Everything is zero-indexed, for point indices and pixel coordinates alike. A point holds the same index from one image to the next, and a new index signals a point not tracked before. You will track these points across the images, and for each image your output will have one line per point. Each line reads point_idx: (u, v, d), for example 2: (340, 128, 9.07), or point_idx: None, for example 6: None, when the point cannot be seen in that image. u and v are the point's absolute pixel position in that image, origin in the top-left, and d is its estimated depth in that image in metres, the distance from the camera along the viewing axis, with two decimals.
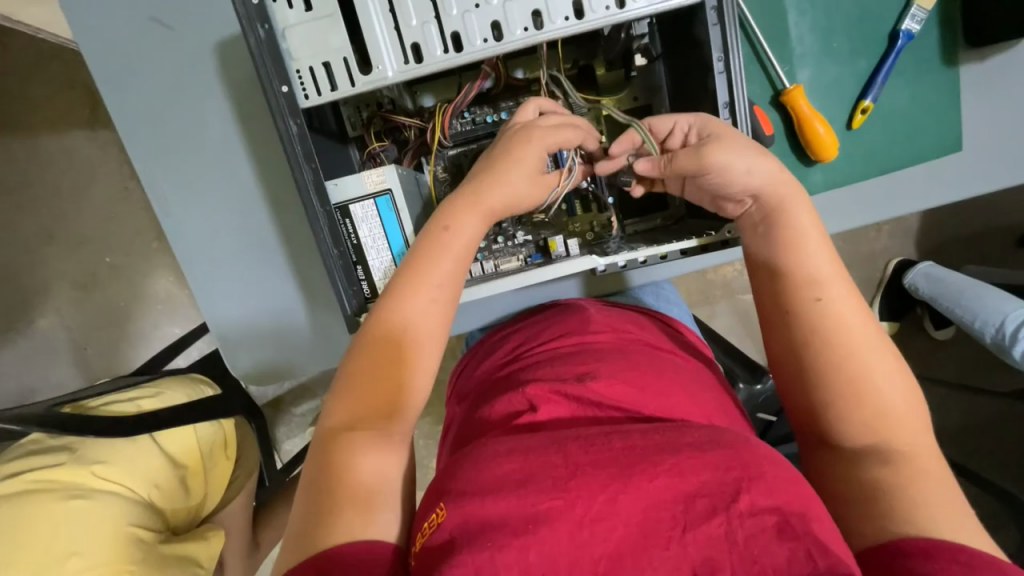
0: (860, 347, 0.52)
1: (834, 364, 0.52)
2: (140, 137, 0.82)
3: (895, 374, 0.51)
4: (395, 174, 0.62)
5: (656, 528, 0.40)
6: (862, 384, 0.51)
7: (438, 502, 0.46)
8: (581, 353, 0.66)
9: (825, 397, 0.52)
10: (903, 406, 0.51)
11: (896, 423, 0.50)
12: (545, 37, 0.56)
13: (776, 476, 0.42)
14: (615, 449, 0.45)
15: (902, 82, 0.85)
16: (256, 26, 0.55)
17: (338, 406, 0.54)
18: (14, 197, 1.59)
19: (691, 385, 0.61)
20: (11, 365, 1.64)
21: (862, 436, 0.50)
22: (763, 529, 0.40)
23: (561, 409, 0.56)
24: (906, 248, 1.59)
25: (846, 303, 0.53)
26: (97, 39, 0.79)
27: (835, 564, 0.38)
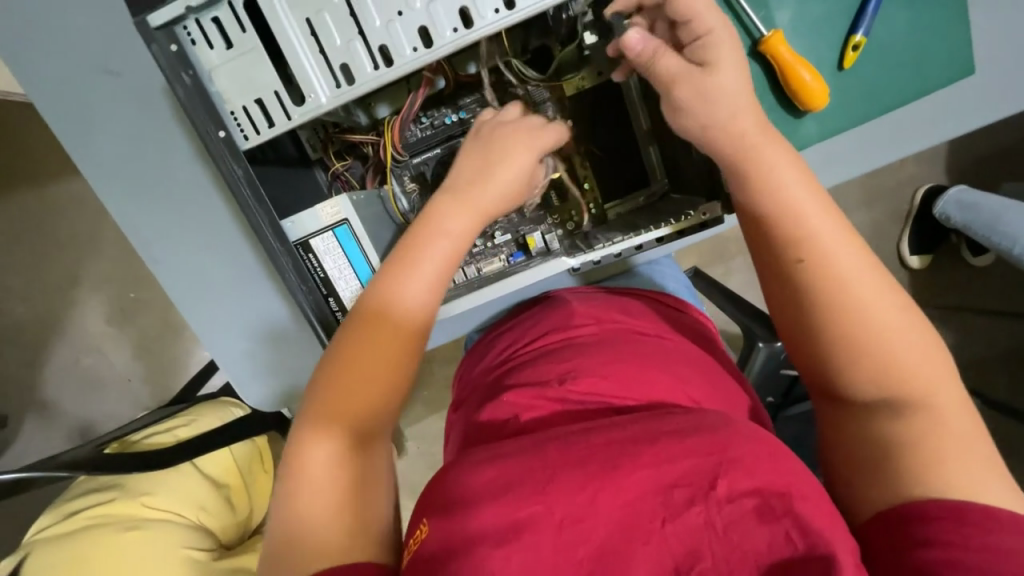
0: (863, 298, 0.45)
1: (835, 317, 0.45)
2: (115, 188, 0.83)
3: (907, 322, 0.45)
4: (350, 204, 0.62)
5: (638, 522, 0.40)
6: (869, 335, 0.45)
7: (422, 517, 0.46)
8: (565, 350, 0.64)
9: (836, 357, 0.46)
10: (922, 356, 0.44)
11: (914, 374, 0.44)
12: (477, 35, 0.53)
13: (755, 457, 0.41)
14: (594, 445, 0.44)
15: (899, 7, 0.75)
16: (179, 74, 0.53)
17: (313, 429, 0.49)
18: (36, 250, 1.67)
19: (679, 368, 0.59)
20: (63, 407, 1.74)
21: (876, 390, 0.44)
22: (743, 514, 0.39)
23: (545, 412, 0.55)
24: (933, 174, 1.48)
25: (846, 255, 0.46)
26: (56, 98, 0.79)
27: (817, 542, 0.37)
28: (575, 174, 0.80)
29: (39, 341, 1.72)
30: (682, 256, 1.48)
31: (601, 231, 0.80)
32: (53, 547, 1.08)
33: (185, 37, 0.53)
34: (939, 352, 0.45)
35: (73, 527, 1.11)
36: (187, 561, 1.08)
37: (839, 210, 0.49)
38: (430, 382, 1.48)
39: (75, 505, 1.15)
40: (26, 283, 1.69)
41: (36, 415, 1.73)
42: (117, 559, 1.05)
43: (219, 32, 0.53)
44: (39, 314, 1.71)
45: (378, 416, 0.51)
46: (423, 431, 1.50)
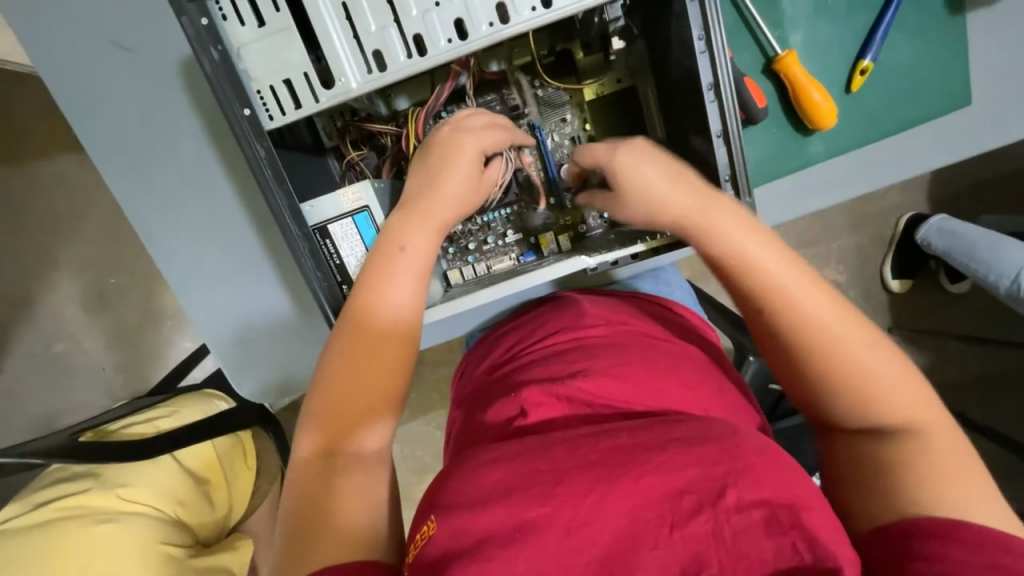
0: (831, 340, 0.48)
1: (815, 353, 0.48)
2: (115, 164, 0.80)
3: (884, 354, 0.48)
4: (372, 190, 0.61)
5: (644, 528, 0.40)
6: (845, 372, 0.47)
7: (427, 516, 0.45)
8: (576, 351, 0.65)
9: (823, 392, 0.48)
10: (904, 383, 0.47)
11: (899, 400, 0.46)
12: (511, 32, 0.53)
13: (763, 467, 0.41)
14: (601, 450, 0.44)
15: (902, 37, 0.79)
16: (208, 48, 0.52)
17: (309, 433, 0.51)
18: (14, 227, 1.60)
19: (687, 375, 0.60)
20: (30, 392, 1.66)
21: (865, 420, 0.46)
22: (750, 524, 0.39)
23: (552, 412, 0.55)
24: (918, 202, 1.54)
25: (814, 296, 0.49)
26: (59, 67, 0.76)
27: (823, 557, 0.37)
28: None
29: (8, 323, 1.64)
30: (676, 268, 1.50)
31: (614, 237, 0.79)
32: (18, 539, 1.03)
33: (217, 11, 0.52)
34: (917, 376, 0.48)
35: (42, 518, 1.05)
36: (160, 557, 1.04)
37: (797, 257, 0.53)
38: (419, 383, 1.46)
39: (43, 496, 1.09)
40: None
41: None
42: (85, 553, 1.01)
43: (252, 9, 0.52)
44: (12, 294, 1.63)
45: (365, 420, 0.52)
46: (411, 432, 1.47)
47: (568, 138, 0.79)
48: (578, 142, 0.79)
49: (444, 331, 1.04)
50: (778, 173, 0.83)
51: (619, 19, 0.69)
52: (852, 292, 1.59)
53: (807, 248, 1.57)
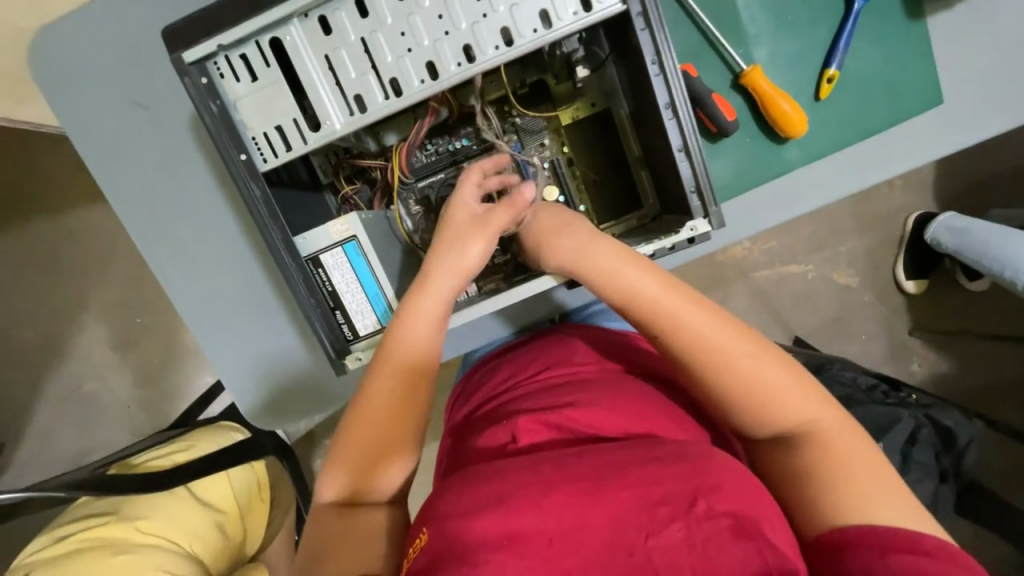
0: (730, 360, 0.57)
1: (719, 374, 0.57)
2: (133, 211, 0.87)
3: (771, 363, 0.57)
4: (358, 221, 0.64)
5: (624, 536, 0.42)
6: (753, 387, 0.56)
7: (422, 526, 0.47)
8: (567, 384, 0.66)
9: (740, 407, 0.56)
10: (791, 386, 0.56)
11: (791, 404, 0.55)
12: (478, 68, 0.58)
13: (734, 484, 0.44)
14: (584, 464, 0.46)
15: (865, 45, 0.82)
16: (207, 103, 0.58)
17: (330, 479, 0.60)
18: (47, 274, 1.71)
19: (667, 401, 0.62)
20: (60, 432, 1.74)
21: (778, 427, 0.55)
22: (719, 531, 0.42)
23: (542, 436, 0.57)
24: (923, 201, 1.53)
25: (700, 321, 0.59)
26: (85, 128, 0.85)
27: (782, 563, 0.41)
28: (571, 195, 0.83)
29: (41, 365, 1.73)
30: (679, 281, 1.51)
31: None
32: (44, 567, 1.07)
33: (215, 70, 0.59)
34: (804, 374, 0.57)
35: (66, 549, 1.09)
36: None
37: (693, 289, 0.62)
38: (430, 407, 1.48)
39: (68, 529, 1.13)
40: (35, 306, 1.72)
41: (31, 440, 1.72)
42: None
43: (246, 66, 0.58)
44: (43, 337, 1.72)
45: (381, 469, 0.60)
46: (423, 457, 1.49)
47: (548, 160, 0.82)
48: (558, 164, 0.83)
49: None
50: (758, 180, 0.84)
51: (577, 50, 0.73)
52: (867, 295, 1.57)
53: (814, 253, 1.56)
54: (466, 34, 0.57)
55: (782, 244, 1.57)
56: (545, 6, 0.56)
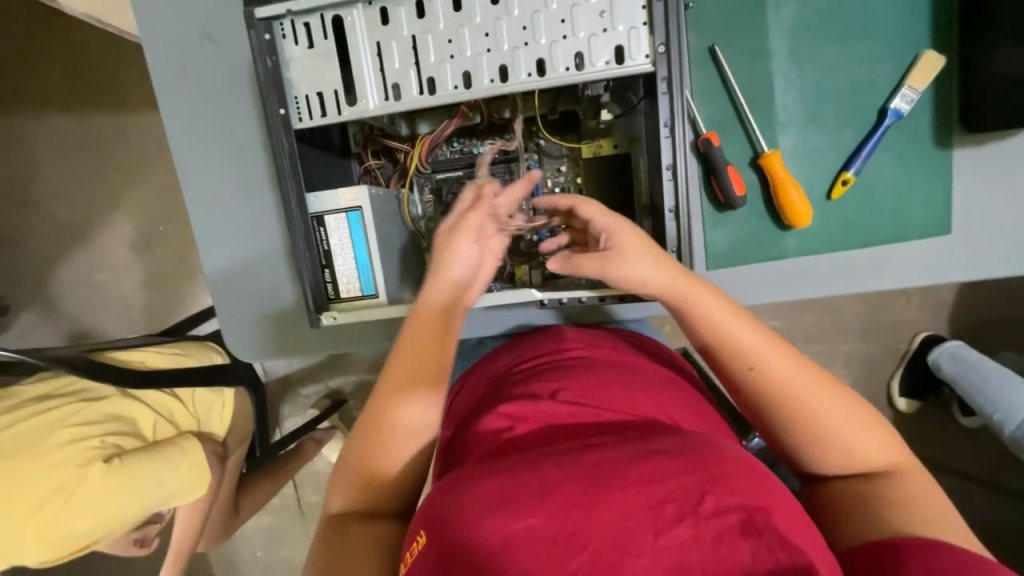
0: (812, 397, 0.58)
1: (807, 419, 0.58)
2: (180, 130, 0.94)
3: (846, 410, 0.58)
4: (366, 194, 0.70)
5: (629, 538, 0.41)
6: (829, 432, 0.58)
7: (418, 531, 0.47)
8: (553, 369, 0.67)
9: (816, 452, 0.58)
10: (863, 433, 0.58)
11: (864, 448, 0.57)
12: (507, 89, 0.63)
13: (736, 476, 0.43)
14: (583, 464, 0.44)
15: (890, 157, 0.85)
16: (264, 58, 0.65)
17: (338, 495, 0.65)
18: (92, 164, 1.80)
19: (658, 392, 0.64)
20: (65, 312, 1.84)
21: (847, 467, 0.59)
22: (730, 529, 0.40)
23: (539, 426, 0.57)
24: (934, 323, 1.52)
25: (779, 364, 0.60)
26: (158, 44, 0.92)
27: (800, 559, 0.39)
28: None
29: (65, 245, 1.83)
30: (673, 334, 1.52)
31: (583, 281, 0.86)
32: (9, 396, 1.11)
33: (279, 31, 0.65)
34: (873, 413, 0.60)
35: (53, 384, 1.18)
36: (97, 454, 1.07)
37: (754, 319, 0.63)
38: None
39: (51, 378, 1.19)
40: (73, 190, 1.82)
41: (36, 311, 1.82)
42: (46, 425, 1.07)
43: (307, 34, 0.65)
44: (74, 221, 1.83)
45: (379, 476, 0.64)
46: None
47: (559, 186, 0.87)
48: (568, 192, 0.87)
49: None
50: (752, 259, 0.87)
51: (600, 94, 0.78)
52: None
53: (814, 343, 1.56)
54: (505, 56, 0.62)
55: (785, 326, 1.56)
56: (581, 50, 0.62)
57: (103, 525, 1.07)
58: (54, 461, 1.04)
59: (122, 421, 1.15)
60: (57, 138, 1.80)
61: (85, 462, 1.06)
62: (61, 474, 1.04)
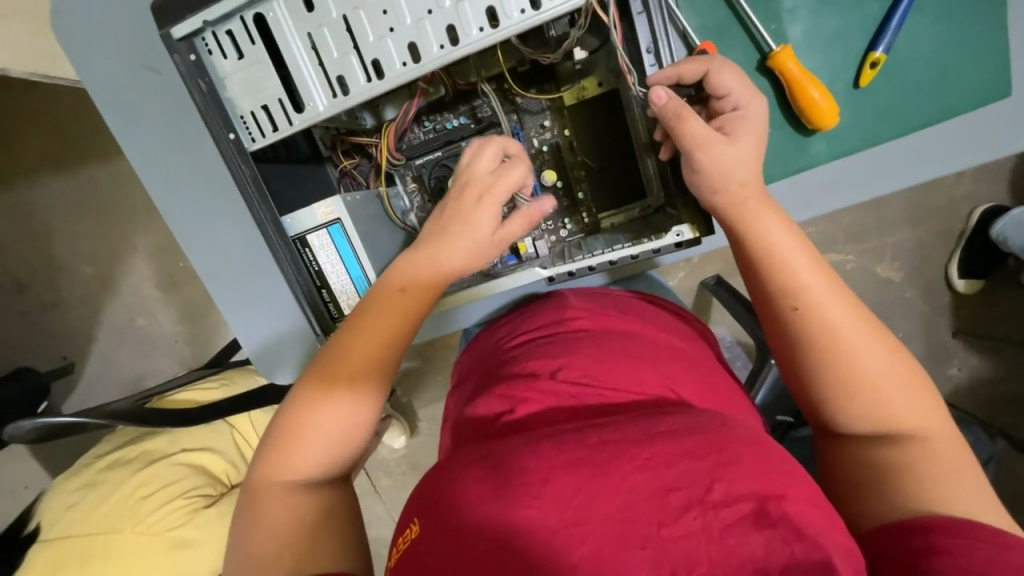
0: (846, 335, 0.51)
1: (833, 359, 0.51)
2: (150, 171, 0.91)
3: (893, 362, 0.51)
4: (342, 204, 0.66)
5: (634, 528, 0.43)
6: (854, 379, 0.51)
7: (413, 518, 0.52)
8: (556, 342, 0.68)
9: (819, 394, 0.53)
10: (909, 392, 0.50)
11: (904, 408, 0.50)
12: (461, 52, 0.55)
13: (751, 461, 0.46)
14: (588, 445, 0.49)
15: (927, 20, 0.71)
16: (197, 81, 0.60)
17: (262, 467, 0.56)
18: (97, 218, 1.83)
19: (670, 364, 0.63)
20: (118, 361, 1.94)
21: (875, 427, 0.51)
22: (740, 518, 0.43)
23: (538, 406, 0.59)
24: (993, 192, 1.37)
25: (833, 303, 0.52)
26: (101, 88, 0.87)
27: (809, 546, 0.41)
28: (572, 182, 0.81)
29: (98, 299, 1.90)
30: (701, 266, 1.44)
31: (599, 240, 0.79)
32: (76, 491, 1.15)
33: (203, 47, 0.60)
34: (920, 376, 0.52)
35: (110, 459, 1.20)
36: (187, 511, 1.14)
37: (811, 248, 0.56)
38: (442, 368, 1.55)
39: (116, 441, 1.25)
40: (87, 247, 1.86)
41: (93, 366, 1.93)
42: (123, 506, 1.12)
43: (232, 43, 0.59)
44: (98, 276, 1.88)
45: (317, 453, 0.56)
46: (433, 412, 1.58)
47: (548, 143, 0.80)
48: (558, 148, 0.80)
49: (431, 329, 1.02)
50: (778, 176, 0.78)
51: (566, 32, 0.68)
52: (910, 292, 1.46)
53: (859, 242, 1.44)
54: (450, 15, 0.54)
55: (824, 230, 1.44)
56: None
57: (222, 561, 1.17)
58: (152, 530, 1.11)
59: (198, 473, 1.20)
60: (59, 198, 1.82)
61: (181, 521, 1.13)
62: (162, 539, 1.11)
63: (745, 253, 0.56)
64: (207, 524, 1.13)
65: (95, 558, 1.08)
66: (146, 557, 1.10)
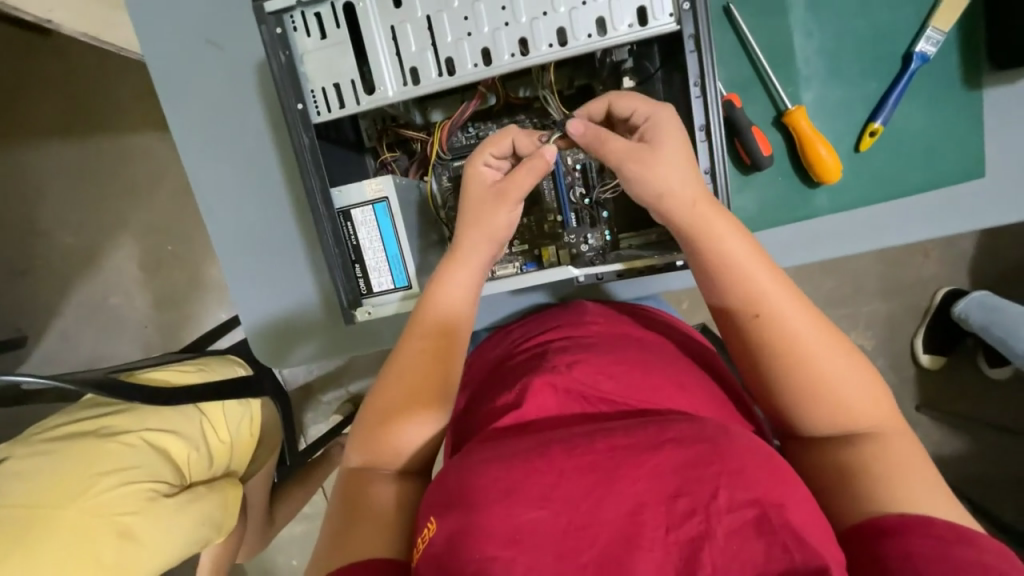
0: (800, 341, 0.55)
1: (788, 362, 0.55)
2: (190, 140, 0.93)
3: (850, 366, 0.55)
4: (392, 184, 0.71)
5: (641, 531, 0.43)
6: (812, 383, 0.54)
7: (428, 516, 0.49)
8: (572, 347, 0.67)
9: (784, 398, 0.56)
10: (863, 395, 0.54)
11: (857, 407, 0.54)
12: (529, 62, 0.61)
13: (755, 470, 0.44)
14: (598, 451, 0.46)
15: (917, 104, 0.84)
16: (278, 53, 0.64)
17: (354, 452, 0.65)
18: (94, 188, 1.78)
19: (678, 376, 0.62)
20: (83, 338, 1.84)
21: (834, 428, 0.55)
22: (742, 524, 0.42)
23: (550, 402, 0.57)
24: (957, 276, 1.50)
25: (793, 311, 0.56)
26: (161, 55, 0.91)
27: (810, 556, 0.40)
28: (598, 202, 0.86)
29: (76, 272, 1.82)
30: (690, 311, 1.50)
31: (611, 256, 0.85)
32: (16, 462, 1.01)
33: (290, 24, 0.65)
34: (873, 374, 0.56)
35: (61, 433, 1.07)
36: (146, 496, 1.04)
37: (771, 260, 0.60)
38: None
39: (74, 415, 1.12)
40: (77, 216, 1.80)
41: (54, 340, 1.82)
42: (70, 483, 0.98)
43: (319, 24, 0.64)
44: (82, 247, 1.81)
45: (393, 454, 0.63)
46: None
47: (581, 163, 0.86)
48: (589, 168, 0.86)
49: None
50: (782, 221, 0.86)
51: (626, 60, 0.76)
52: (879, 360, 1.55)
53: (836, 307, 1.54)
54: (523, 29, 0.61)
55: (805, 292, 1.54)
56: (602, 16, 0.60)
57: (174, 554, 1.09)
58: (99, 512, 0.99)
59: (160, 458, 1.10)
60: (61, 165, 1.78)
61: (138, 507, 1.02)
62: (105, 523, 0.98)
63: (704, 261, 0.61)
64: (162, 514, 1.05)
65: (22, 541, 0.92)
66: (83, 543, 0.96)
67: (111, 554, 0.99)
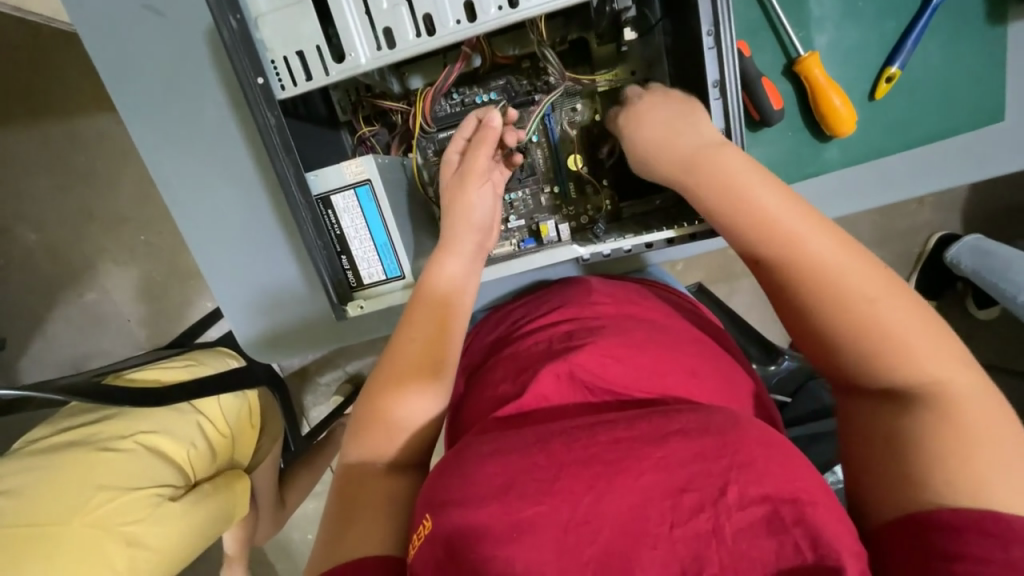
0: (848, 283, 0.50)
1: (841, 307, 0.50)
2: (142, 122, 0.83)
3: (908, 312, 0.49)
4: (373, 164, 0.65)
5: (644, 528, 0.40)
6: (874, 330, 0.48)
7: (424, 512, 0.46)
8: (586, 330, 0.63)
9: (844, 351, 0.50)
10: (931, 341, 0.48)
11: (929, 361, 0.47)
12: (520, 16, 0.54)
13: (767, 461, 0.41)
14: (600, 444, 0.43)
15: (935, 45, 0.78)
16: (227, 17, 0.55)
17: (352, 443, 0.61)
18: (51, 178, 1.65)
19: (689, 360, 0.59)
20: (64, 338, 1.76)
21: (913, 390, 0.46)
22: (751, 521, 0.39)
23: (556, 386, 0.54)
24: (951, 221, 1.48)
25: (834, 251, 0.52)
26: (96, 25, 0.80)
27: (824, 555, 0.37)
28: (597, 169, 0.81)
29: (43, 269, 1.72)
30: (685, 272, 1.47)
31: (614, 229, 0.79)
32: (5, 481, 0.97)
33: None
34: (944, 329, 0.49)
35: (59, 440, 1.04)
36: (150, 501, 1.02)
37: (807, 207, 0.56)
38: None
39: (69, 422, 1.08)
40: (38, 210, 1.68)
41: (35, 342, 1.75)
42: (69, 498, 0.96)
43: None
44: (47, 242, 1.70)
45: (392, 437, 0.59)
46: None
47: (578, 126, 0.80)
48: (586, 131, 0.80)
49: None
50: (795, 176, 0.81)
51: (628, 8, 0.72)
52: None
53: None
54: None
55: None
56: None
57: (187, 552, 1.09)
58: (104, 523, 0.97)
59: (160, 461, 1.07)
60: (9, 155, 1.64)
61: (142, 514, 1.01)
62: (114, 534, 0.97)
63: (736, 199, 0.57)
64: (171, 518, 1.04)
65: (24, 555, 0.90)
66: (89, 555, 0.94)
67: (123, 563, 0.97)
